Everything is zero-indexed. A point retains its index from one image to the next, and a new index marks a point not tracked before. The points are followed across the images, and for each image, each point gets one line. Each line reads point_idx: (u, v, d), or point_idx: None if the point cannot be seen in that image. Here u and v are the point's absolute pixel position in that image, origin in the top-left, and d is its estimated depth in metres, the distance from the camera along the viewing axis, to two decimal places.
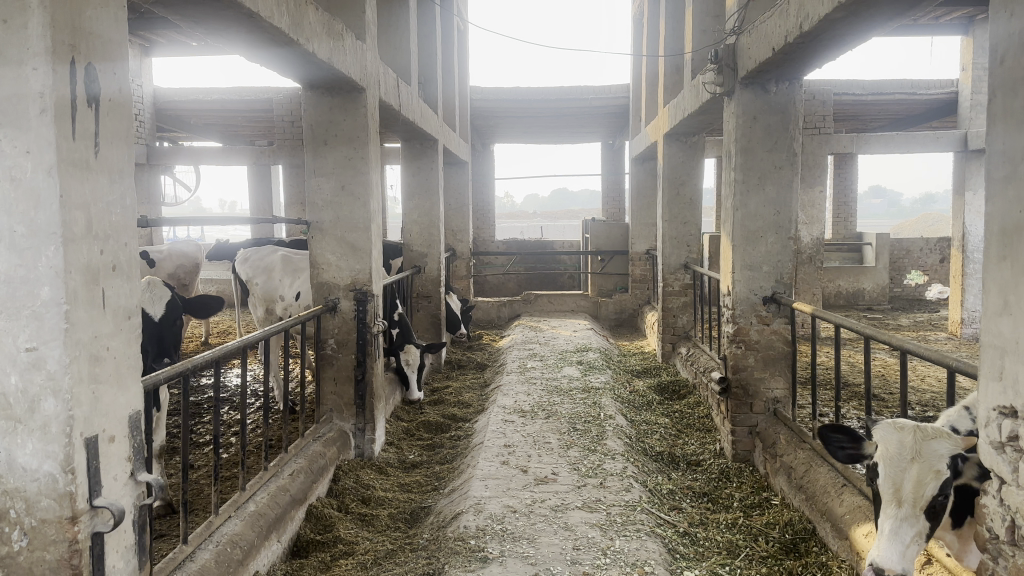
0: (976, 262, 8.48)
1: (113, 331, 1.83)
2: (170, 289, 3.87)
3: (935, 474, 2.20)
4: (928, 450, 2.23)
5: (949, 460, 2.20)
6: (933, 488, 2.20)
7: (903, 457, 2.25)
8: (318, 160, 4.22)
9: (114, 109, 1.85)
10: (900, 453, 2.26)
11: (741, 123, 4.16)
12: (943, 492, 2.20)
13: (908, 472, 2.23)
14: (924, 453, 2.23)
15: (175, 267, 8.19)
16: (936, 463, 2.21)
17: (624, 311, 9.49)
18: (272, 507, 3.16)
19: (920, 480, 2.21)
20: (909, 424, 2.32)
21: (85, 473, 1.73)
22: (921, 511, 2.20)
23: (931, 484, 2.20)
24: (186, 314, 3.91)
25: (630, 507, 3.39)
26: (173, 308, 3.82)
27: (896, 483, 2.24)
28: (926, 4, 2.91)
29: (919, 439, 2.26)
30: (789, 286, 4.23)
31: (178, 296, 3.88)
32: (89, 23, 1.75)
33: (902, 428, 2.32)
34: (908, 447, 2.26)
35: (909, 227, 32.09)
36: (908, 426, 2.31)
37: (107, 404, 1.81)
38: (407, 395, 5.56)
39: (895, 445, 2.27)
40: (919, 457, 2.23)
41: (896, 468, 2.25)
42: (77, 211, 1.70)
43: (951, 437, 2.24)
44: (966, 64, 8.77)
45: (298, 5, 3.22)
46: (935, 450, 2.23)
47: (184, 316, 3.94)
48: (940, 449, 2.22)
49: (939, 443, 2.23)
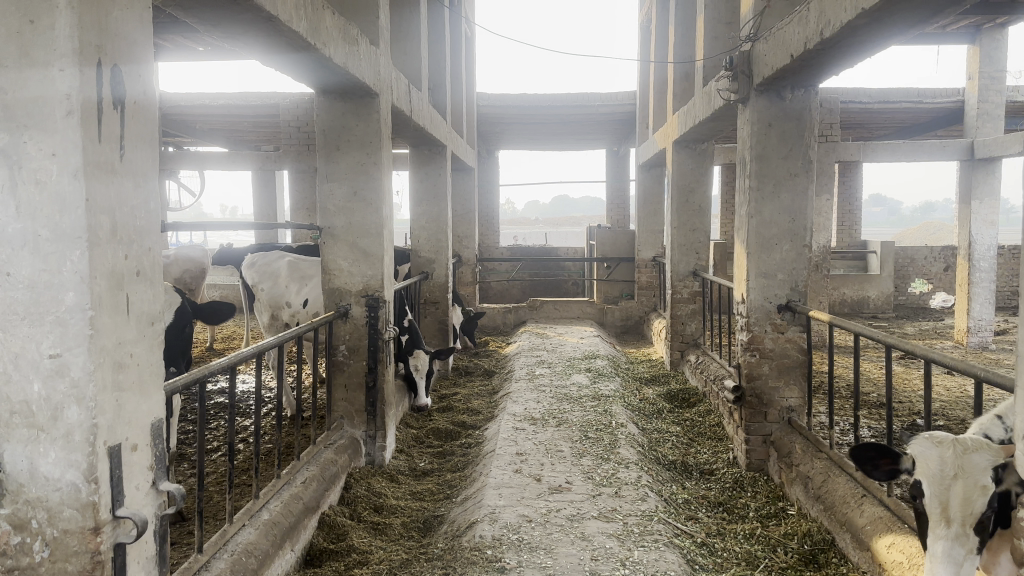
0: (983, 271, 8.45)
1: (136, 338, 1.80)
2: (180, 294, 3.86)
3: (981, 490, 2.18)
4: (968, 464, 2.21)
5: (992, 473, 2.18)
6: (981, 504, 2.17)
7: (945, 474, 2.22)
8: (330, 165, 4.20)
9: (138, 112, 1.83)
10: (942, 470, 2.23)
11: (756, 129, 4.13)
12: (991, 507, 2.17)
13: (952, 489, 2.20)
14: (965, 468, 2.21)
15: (181, 271, 8.16)
16: (980, 477, 2.19)
17: (630, 318, 9.46)
18: (285, 515, 3.13)
19: (967, 496, 2.18)
20: (946, 438, 2.30)
21: (109, 483, 1.70)
22: (970, 527, 2.17)
23: (979, 500, 2.17)
24: (194, 318, 3.88)
25: (647, 517, 3.35)
26: (181, 313, 3.80)
27: (943, 501, 2.21)
28: (951, 10, 2.89)
29: (959, 454, 2.23)
30: (804, 294, 4.20)
31: (187, 301, 3.87)
32: (115, 24, 1.73)
33: (940, 443, 2.29)
34: (948, 462, 2.23)
35: (910, 236, 32.11)
36: (946, 440, 2.28)
37: (130, 411, 1.77)
38: (415, 403, 5.49)
39: (936, 463, 2.25)
40: (960, 473, 2.21)
41: (939, 486, 2.22)
42: (102, 214, 1.67)
43: (991, 448, 2.22)
44: (973, 73, 8.75)
45: (316, 10, 3.20)
46: (973, 462, 2.21)
47: (193, 321, 3.91)
48: (980, 462, 2.20)
49: (979, 456, 2.21)
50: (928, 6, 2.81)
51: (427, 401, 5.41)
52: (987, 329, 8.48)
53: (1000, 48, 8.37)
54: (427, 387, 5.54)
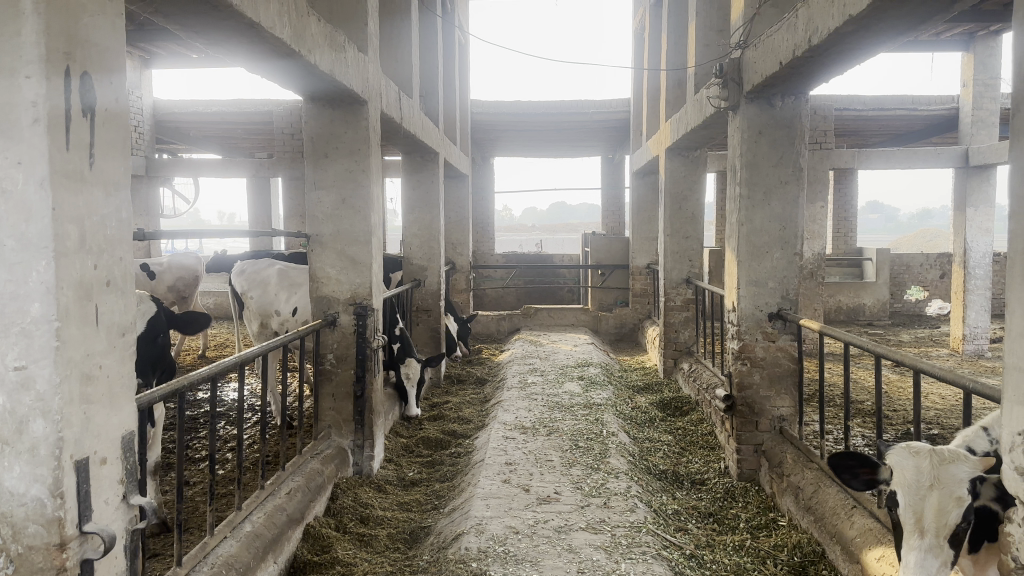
0: (978, 279, 8.43)
1: (105, 349, 1.76)
2: (153, 304, 3.79)
3: (956, 501, 2.16)
4: (947, 476, 2.19)
5: (969, 485, 2.17)
6: (956, 516, 2.16)
7: (922, 484, 2.21)
8: (318, 172, 4.17)
9: (109, 120, 1.79)
10: (918, 480, 2.22)
11: (747, 137, 4.11)
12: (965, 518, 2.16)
13: (927, 500, 2.18)
14: (943, 479, 2.19)
15: (174, 279, 8.13)
16: (956, 490, 2.17)
17: (624, 325, 9.42)
18: (268, 527, 3.09)
19: (943, 507, 2.16)
20: (923, 448, 2.28)
21: (75, 498, 1.66)
22: (944, 539, 2.15)
23: (954, 511, 2.15)
24: (169, 328, 3.84)
25: (635, 528, 3.32)
26: (154, 323, 3.75)
27: (917, 512, 2.19)
28: (939, 17, 2.87)
29: (937, 464, 2.22)
30: (795, 302, 4.17)
31: (161, 311, 3.82)
32: (85, 30, 1.70)
33: (917, 453, 2.28)
34: (926, 473, 2.21)
35: (908, 242, 32.16)
36: (923, 451, 2.27)
37: (99, 424, 1.74)
38: (404, 412, 5.45)
39: (913, 473, 2.23)
40: (937, 484, 2.19)
41: (915, 495, 2.20)
42: (70, 224, 1.64)
43: (967, 460, 2.20)
44: (967, 80, 8.75)
45: (301, 16, 3.18)
46: (953, 474, 2.19)
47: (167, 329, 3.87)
48: (959, 474, 2.18)
49: (957, 467, 2.20)
50: (916, 12, 2.79)
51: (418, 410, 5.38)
52: (982, 337, 8.45)
53: (993, 55, 8.37)
54: (417, 395, 5.50)
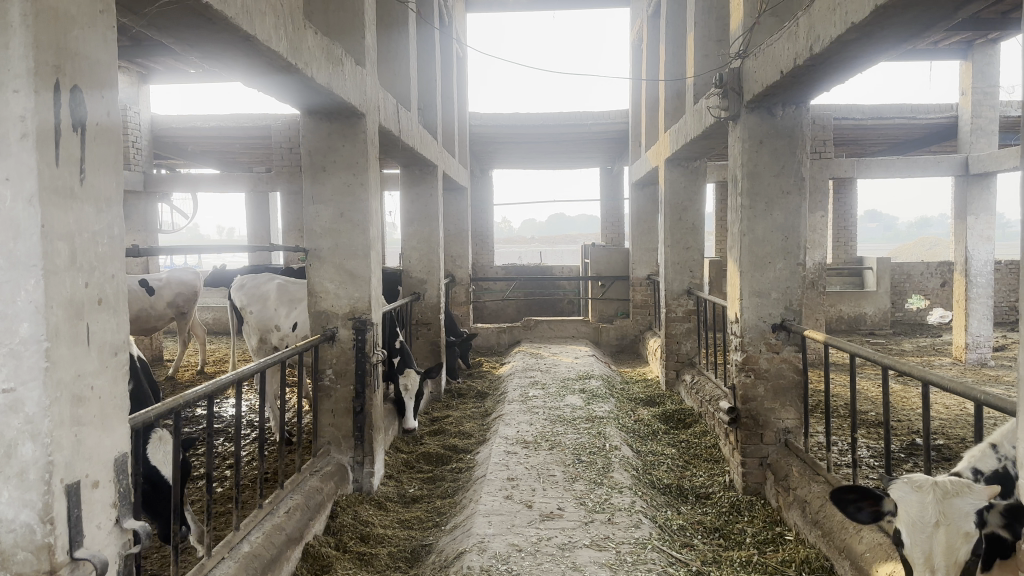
0: (980, 287, 8.38)
1: (98, 369, 1.72)
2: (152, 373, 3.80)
3: (964, 537, 2.11)
4: (952, 510, 2.14)
5: (977, 517, 2.12)
6: (965, 551, 2.11)
7: (925, 520, 2.15)
8: (316, 187, 4.13)
9: (100, 135, 1.76)
10: (926, 516, 2.15)
11: (747, 147, 4.08)
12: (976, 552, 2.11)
13: (934, 536, 2.13)
14: (947, 514, 2.14)
15: (173, 294, 8.05)
16: (962, 524, 2.12)
17: (625, 336, 9.37)
18: (267, 547, 3.03)
19: (952, 542, 2.11)
20: (925, 481, 2.23)
21: (66, 523, 1.61)
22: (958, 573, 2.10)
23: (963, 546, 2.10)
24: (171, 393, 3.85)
25: (641, 545, 3.26)
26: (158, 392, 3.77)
27: (926, 551, 2.13)
28: (942, 24, 2.83)
29: (940, 498, 2.17)
30: (799, 312, 4.12)
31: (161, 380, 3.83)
32: (75, 43, 1.66)
33: (920, 487, 2.22)
34: (931, 508, 2.16)
35: (908, 250, 32.17)
36: (925, 485, 2.21)
37: (91, 447, 1.69)
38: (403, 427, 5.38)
39: (919, 510, 2.17)
40: (942, 519, 2.13)
41: (923, 532, 2.14)
42: (60, 241, 1.60)
43: (971, 491, 2.16)
44: (965, 89, 8.74)
45: (298, 28, 3.14)
46: (959, 507, 2.14)
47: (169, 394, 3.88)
48: (964, 507, 2.14)
49: (962, 500, 2.15)
50: (920, 19, 2.75)
51: (415, 424, 5.31)
52: (985, 345, 8.40)
53: (992, 63, 8.37)
54: (416, 411, 5.44)
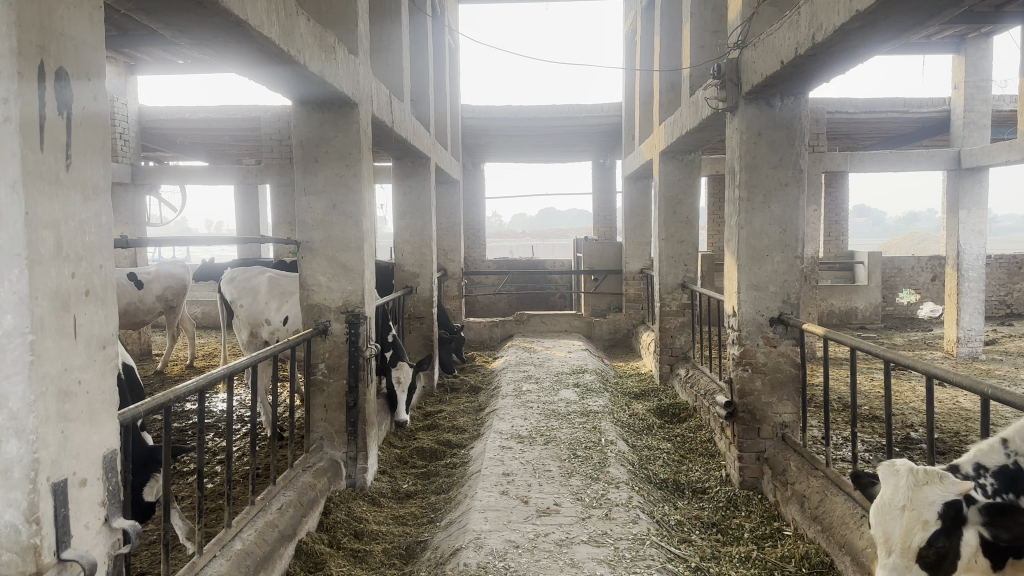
0: (971, 281, 8.37)
1: (84, 363, 1.66)
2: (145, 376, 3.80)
3: (923, 525, 2.07)
4: (920, 498, 2.10)
5: (941, 508, 2.08)
6: (920, 538, 2.08)
7: (894, 504, 2.12)
8: (309, 178, 4.06)
9: (86, 121, 1.69)
10: (896, 501, 2.12)
11: (745, 139, 4.04)
12: (933, 542, 2.08)
13: (900, 520, 2.09)
14: (914, 500, 2.10)
15: (162, 288, 7.96)
16: (922, 513, 2.08)
17: (618, 331, 9.33)
18: (260, 544, 2.97)
19: (909, 527, 2.08)
20: (905, 466, 2.18)
21: (53, 523, 1.55)
22: (913, 561, 2.08)
23: (922, 533, 2.08)
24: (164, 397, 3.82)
25: (639, 541, 3.21)
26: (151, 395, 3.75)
27: (885, 532, 2.11)
28: (947, 13, 2.79)
29: (913, 484, 2.12)
30: (796, 306, 4.08)
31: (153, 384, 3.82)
32: (60, 23, 1.59)
33: (898, 471, 2.18)
34: (902, 493, 2.11)
35: (897, 245, 32.38)
36: (903, 469, 2.16)
37: (78, 443, 1.63)
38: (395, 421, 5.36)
39: (892, 494, 2.13)
40: (910, 505, 2.09)
41: (891, 517, 2.11)
42: (45, 230, 1.53)
43: (941, 480, 2.11)
44: (959, 82, 8.73)
45: (290, 15, 3.07)
46: (927, 497, 2.09)
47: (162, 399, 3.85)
48: (931, 497, 2.09)
49: (932, 490, 2.10)
50: (924, 7, 2.71)
51: (407, 417, 5.31)
52: (976, 339, 8.40)
53: (985, 57, 8.37)
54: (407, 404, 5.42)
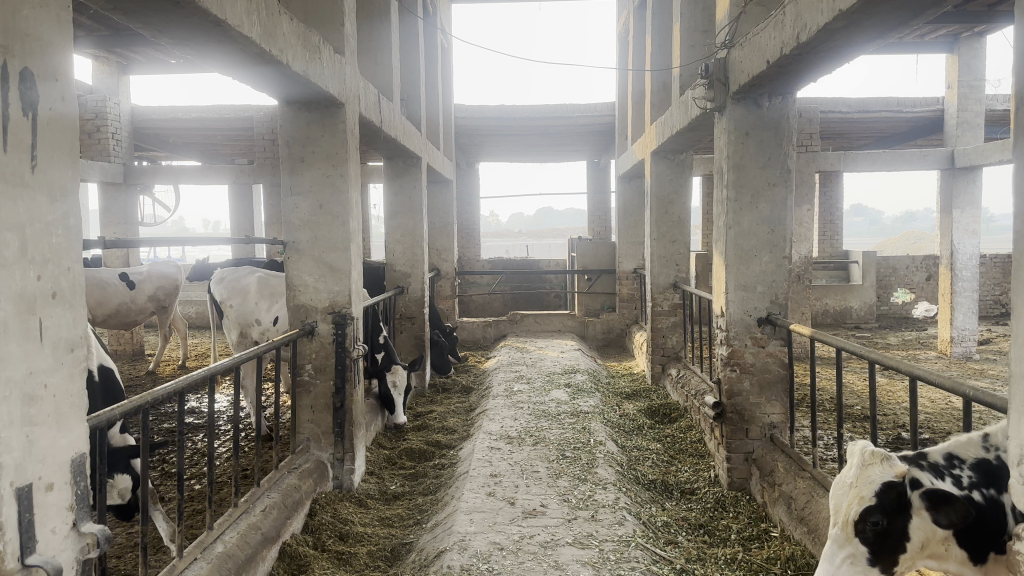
0: (965, 280, 8.36)
1: (51, 367, 1.64)
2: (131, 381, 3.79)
3: (859, 499, 2.13)
4: (863, 476, 2.15)
5: (879, 488, 2.12)
6: (857, 513, 2.13)
7: (846, 481, 2.19)
8: (295, 178, 4.04)
9: (53, 123, 1.67)
10: (847, 479, 2.19)
11: (733, 139, 4.02)
12: (871, 519, 2.12)
13: (846, 496, 2.16)
14: (859, 478, 2.16)
15: (154, 288, 7.92)
16: (859, 490, 2.14)
17: (612, 331, 9.32)
18: (241, 547, 2.95)
19: (847, 503, 2.15)
20: (861, 447, 2.24)
21: (16, 529, 1.53)
22: (854, 538, 2.15)
23: (859, 510, 2.13)
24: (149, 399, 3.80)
25: (624, 543, 3.20)
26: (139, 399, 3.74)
27: (834, 505, 2.20)
28: (931, 12, 2.77)
29: (861, 463, 2.18)
30: (784, 307, 4.07)
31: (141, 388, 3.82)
32: (25, 23, 1.58)
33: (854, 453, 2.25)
34: (851, 472, 2.19)
35: (892, 244, 32.43)
36: (856, 449, 2.23)
37: (45, 447, 1.61)
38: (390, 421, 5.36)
39: (846, 472, 2.20)
40: (855, 482, 2.16)
41: (840, 492, 2.18)
42: (8, 232, 1.52)
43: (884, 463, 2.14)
44: (952, 82, 8.73)
45: (272, 14, 3.06)
46: (869, 476, 2.14)
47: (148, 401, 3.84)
48: (872, 475, 2.14)
49: (874, 470, 2.15)
50: (908, 7, 2.69)
51: (404, 418, 5.31)
52: (970, 339, 8.39)
53: (978, 56, 8.36)
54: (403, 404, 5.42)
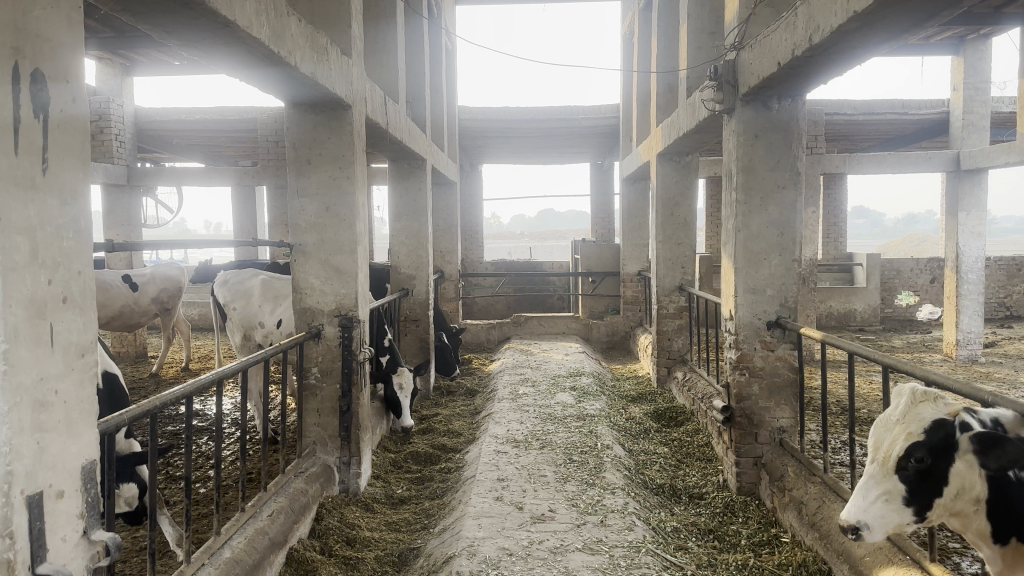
0: (970, 283, 8.33)
1: (62, 372, 1.62)
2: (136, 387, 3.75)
3: (907, 436, 2.16)
4: (913, 413, 2.18)
5: (927, 427, 2.14)
6: (899, 451, 2.18)
7: (892, 419, 2.23)
8: (301, 180, 4.02)
9: (65, 125, 1.65)
10: (894, 416, 2.23)
11: (743, 141, 4.00)
12: (913, 457, 2.15)
13: (892, 433, 2.21)
14: (908, 415, 2.18)
15: (158, 290, 7.90)
16: (906, 426, 2.17)
17: (616, 333, 9.30)
18: (249, 553, 2.92)
19: (892, 439, 2.20)
20: (912, 387, 2.26)
21: (27, 537, 1.51)
22: (893, 476, 2.20)
23: (902, 445, 2.17)
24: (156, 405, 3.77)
25: (634, 549, 3.17)
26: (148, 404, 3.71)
27: (878, 441, 2.24)
28: (946, 14, 2.74)
29: (910, 401, 2.20)
30: (794, 310, 4.05)
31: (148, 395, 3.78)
32: (36, 23, 1.56)
33: (902, 393, 2.27)
34: (899, 410, 2.22)
35: (897, 248, 32.24)
36: (906, 388, 2.25)
37: (55, 454, 1.59)
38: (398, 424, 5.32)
39: (894, 410, 2.24)
40: (903, 419, 2.19)
41: (885, 430, 2.23)
42: (19, 235, 1.49)
43: (934, 403, 2.15)
44: (957, 84, 8.70)
45: (280, 16, 3.03)
46: (918, 414, 2.16)
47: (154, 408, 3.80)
48: (923, 413, 2.16)
49: (926, 408, 2.16)
50: (923, 8, 2.66)
51: (411, 421, 5.25)
52: (976, 342, 8.36)
53: (984, 58, 8.32)
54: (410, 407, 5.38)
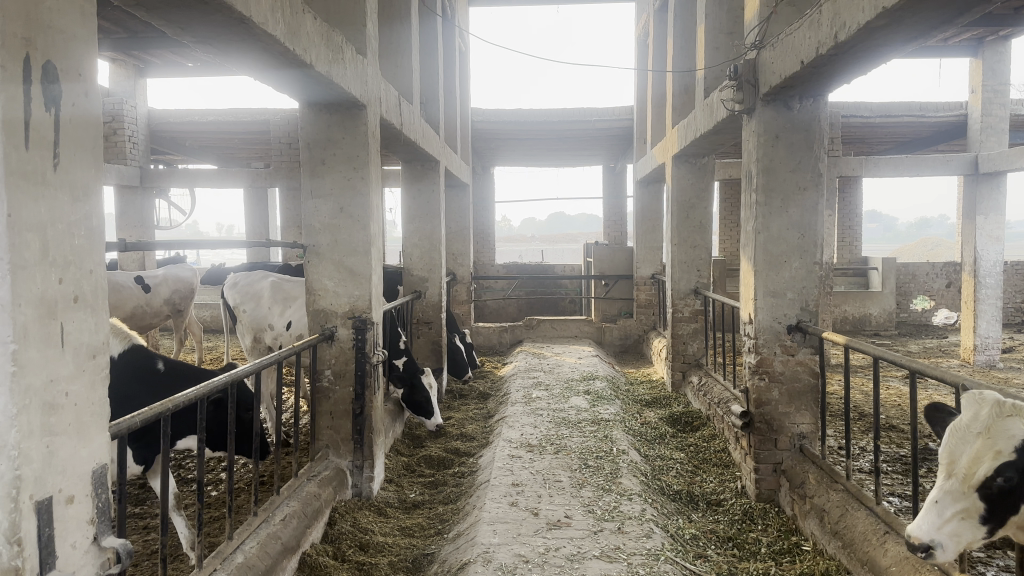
0: (989, 288, 8.18)
1: (73, 374, 1.57)
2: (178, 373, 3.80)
3: (993, 455, 2.00)
4: (998, 428, 2.00)
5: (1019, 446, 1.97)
6: (983, 467, 2.01)
7: (971, 430, 2.04)
8: (316, 181, 3.98)
9: (76, 120, 1.60)
10: (971, 426, 2.05)
11: (762, 142, 3.93)
12: (998, 475, 2.00)
13: (972, 446, 2.03)
14: (991, 429, 2.01)
15: (171, 291, 7.91)
16: (994, 443, 2.00)
17: (629, 336, 9.20)
18: (262, 558, 2.87)
19: (975, 456, 2.02)
20: (992, 396, 2.06)
21: (36, 544, 1.46)
22: (969, 493, 2.03)
23: (984, 463, 2.01)
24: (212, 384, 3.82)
25: (653, 556, 3.10)
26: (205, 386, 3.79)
27: (952, 453, 2.06)
28: (977, 11, 2.66)
29: (996, 414, 2.02)
30: (815, 314, 3.97)
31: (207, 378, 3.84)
32: (48, 15, 1.51)
33: (980, 399, 2.08)
34: (977, 420, 2.04)
35: (909, 250, 31.82)
36: (989, 397, 2.06)
37: (64, 459, 1.54)
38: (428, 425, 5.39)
39: (968, 419, 2.06)
40: (986, 433, 2.01)
41: (963, 442, 2.04)
42: (30, 233, 1.45)
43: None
44: (975, 86, 8.59)
45: (295, 12, 2.99)
46: (1006, 429, 1.99)
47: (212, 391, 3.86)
48: (1012, 429, 1.99)
49: (1014, 422, 1.99)
50: (954, 4, 2.59)
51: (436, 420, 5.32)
52: (994, 347, 8.23)
53: (1003, 60, 8.20)
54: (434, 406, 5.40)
